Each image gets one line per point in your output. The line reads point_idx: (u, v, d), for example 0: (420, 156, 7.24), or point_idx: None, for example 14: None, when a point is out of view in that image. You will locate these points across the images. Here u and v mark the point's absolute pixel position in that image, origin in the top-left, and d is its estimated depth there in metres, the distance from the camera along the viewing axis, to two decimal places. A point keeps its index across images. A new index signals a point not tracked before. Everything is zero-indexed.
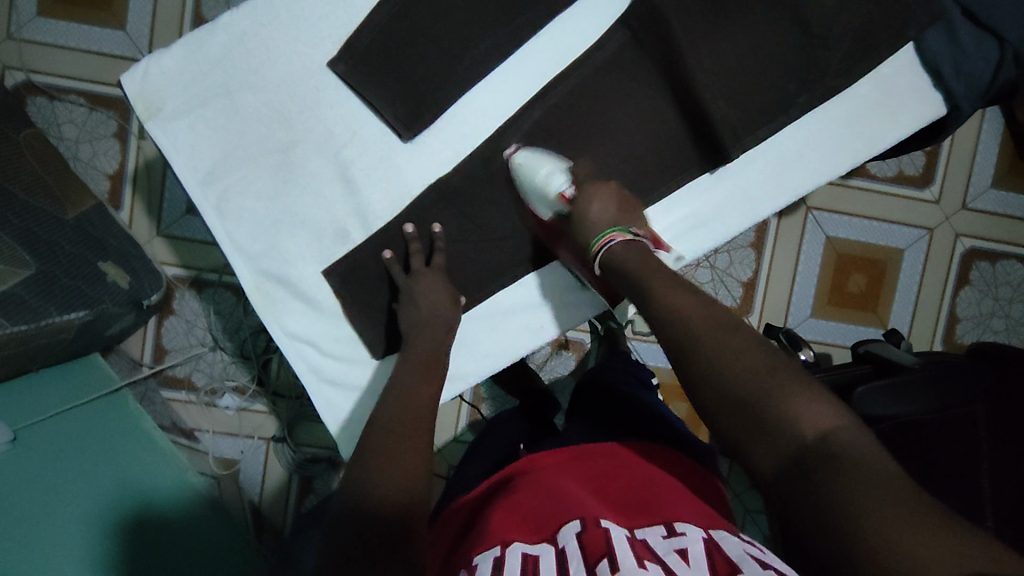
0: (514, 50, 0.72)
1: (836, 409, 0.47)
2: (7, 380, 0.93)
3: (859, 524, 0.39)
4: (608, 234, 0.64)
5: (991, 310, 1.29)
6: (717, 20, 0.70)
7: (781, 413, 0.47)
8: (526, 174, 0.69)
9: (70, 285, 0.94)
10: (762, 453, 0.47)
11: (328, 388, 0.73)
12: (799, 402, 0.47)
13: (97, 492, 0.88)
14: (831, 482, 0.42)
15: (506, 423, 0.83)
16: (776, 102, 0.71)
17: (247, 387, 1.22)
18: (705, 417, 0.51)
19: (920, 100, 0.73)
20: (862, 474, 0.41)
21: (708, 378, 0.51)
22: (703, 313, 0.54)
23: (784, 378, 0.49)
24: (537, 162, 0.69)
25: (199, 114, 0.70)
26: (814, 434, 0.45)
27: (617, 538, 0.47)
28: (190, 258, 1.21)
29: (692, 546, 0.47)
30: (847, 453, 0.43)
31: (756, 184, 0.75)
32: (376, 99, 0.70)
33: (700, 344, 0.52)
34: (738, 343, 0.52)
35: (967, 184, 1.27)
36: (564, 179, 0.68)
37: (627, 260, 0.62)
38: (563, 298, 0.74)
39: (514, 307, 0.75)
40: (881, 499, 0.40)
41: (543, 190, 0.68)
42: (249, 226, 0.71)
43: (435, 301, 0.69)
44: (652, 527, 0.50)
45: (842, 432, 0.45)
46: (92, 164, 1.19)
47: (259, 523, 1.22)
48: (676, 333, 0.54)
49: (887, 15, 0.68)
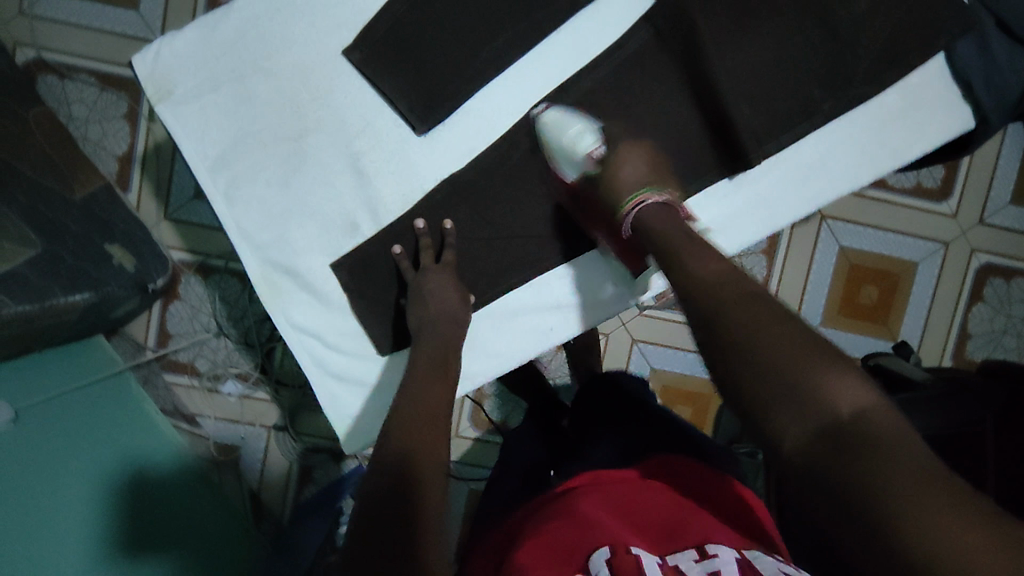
0: (532, 44, 0.70)
1: (870, 390, 0.45)
2: (15, 357, 0.92)
3: (895, 504, 0.37)
4: (641, 194, 0.65)
5: (1004, 327, 1.27)
6: (743, 21, 0.68)
7: (817, 388, 0.44)
8: (555, 133, 0.68)
9: (76, 266, 0.93)
10: (792, 424, 0.44)
11: (333, 381, 0.72)
12: (832, 379, 0.45)
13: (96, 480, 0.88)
14: (868, 461, 0.40)
15: (521, 440, 0.83)
16: (800, 107, 0.69)
17: (250, 374, 1.21)
18: (727, 389, 0.49)
19: (950, 114, 0.70)
20: (899, 454, 0.40)
21: (743, 344, 0.48)
22: (741, 285, 0.53)
23: (818, 357, 0.47)
24: (568, 122, 0.68)
25: (210, 98, 0.68)
26: (851, 411, 0.43)
27: (649, 565, 0.47)
28: (197, 243, 1.21)
29: (726, 566, 0.47)
30: (885, 433, 0.41)
31: (773, 190, 0.73)
32: (391, 90, 0.69)
33: (736, 314, 0.50)
34: (775, 317, 0.50)
35: (986, 199, 1.25)
36: (594, 139, 0.68)
37: (662, 223, 0.62)
38: (592, 291, 0.73)
39: (525, 309, 0.73)
40: (920, 481, 0.38)
41: (570, 150, 0.68)
42: (258, 215, 0.70)
43: (443, 298, 0.67)
44: (683, 552, 0.51)
45: (879, 413, 0.43)
46: (102, 145, 1.18)
47: (258, 510, 1.22)
48: (713, 299, 0.52)
49: (916, 24, 0.67)
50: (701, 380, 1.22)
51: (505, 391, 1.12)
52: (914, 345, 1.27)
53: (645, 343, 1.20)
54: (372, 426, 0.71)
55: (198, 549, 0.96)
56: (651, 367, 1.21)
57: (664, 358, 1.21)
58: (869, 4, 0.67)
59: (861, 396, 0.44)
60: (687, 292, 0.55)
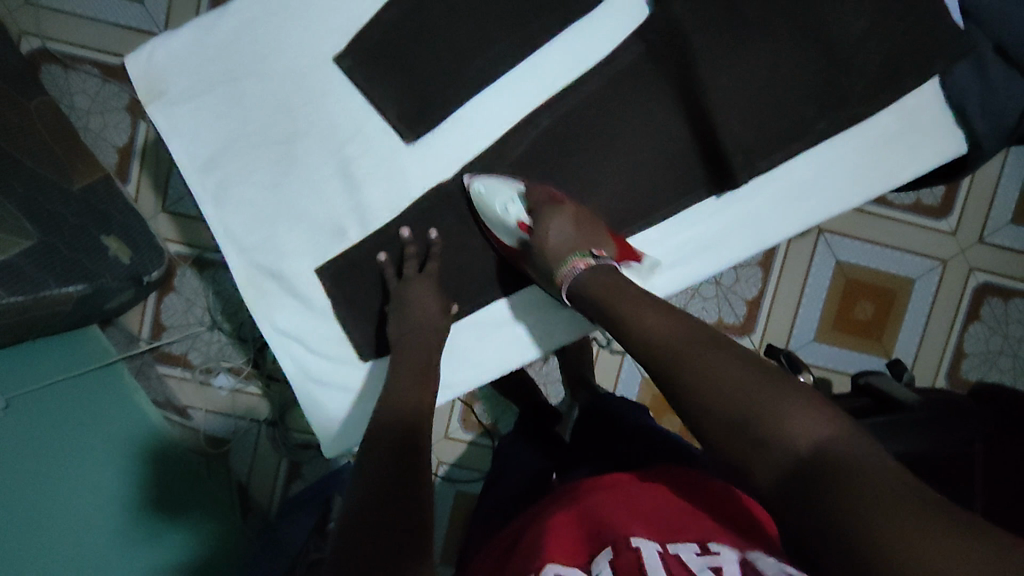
0: (526, 55, 0.70)
1: (830, 421, 0.45)
2: (16, 343, 0.90)
3: (862, 534, 0.37)
4: (569, 261, 0.66)
5: (999, 347, 1.27)
6: (739, 38, 0.68)
7: (772, 428, 0.46)
8: (483, 207, 0.69)
9: (71, 257, 0.93)
10: (755, 467, 0.45)
11: (314, 387, 0.72)
12: (791, 418, 0.46)
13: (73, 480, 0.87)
14: (832, 495, 0.40)
15: (512, 447, 0.83)
16: (793, 127, 0.69)
17: (242, 368, 1.22)
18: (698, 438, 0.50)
19: (941, 137, 0.71)
20: (859, 478, 0.39)
21: (693, 397, 0.51)
22: (691, 335, 0.55)
23: (777, 398, 0.47)
24: (492, 193, 0.69)
25: (202, 100, 0.69)
26: (809, 447, 0.43)
27: (649, 557, 0.46)
28: (193, 236, 1.21)
29: (728, 563, 0.46)
30: (844, 462, 0.41)
31: (764, 210, 0.72)
32: (382, 97, 0.69)
33: (686, 366, 0.53)
34: (725, 365, 0.51)
35: (986, 218, 1.24)
36: (521, 207, 0.69)
37: (597, 284, 0.64)
38: (544, 317, 0.74)
39: (501, 322, 0.74)
40: (881, 504, 0.37)
41: (500, 221, 0.69)
42: (246, 217, 0.70)
43: (423, 308, 0.68)
44: (684, 545, 0.49)
45: (838, 443, 0.43)
46: (102, 136, 1.19)
47: (246, 504, 1.22)
48: (672, 355, 0.54)
49: (914, 46, 0.67)
50: None
51: (494, 394, 1.12)
52: (909, 362, 1.26)
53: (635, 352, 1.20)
54: (357, 433, 0.72)
55: (181, 537, 0.96)
56: (642, 376, 1.21)
57: None
58: (866, 25, 0.67)
59: (818, 428, 0.45)
60: (645, 349, 0.57)
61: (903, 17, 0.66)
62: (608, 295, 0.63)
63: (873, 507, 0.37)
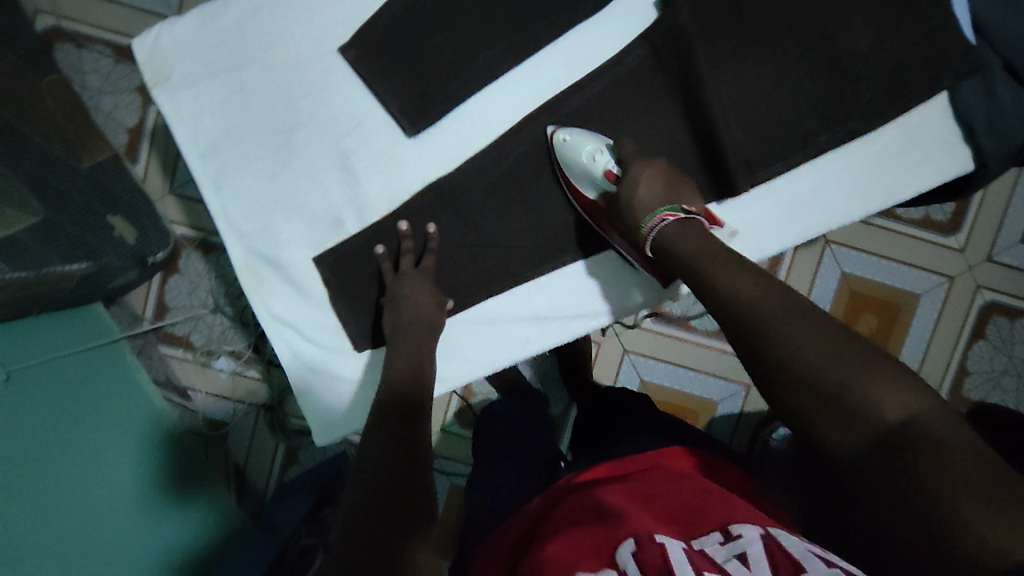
0: (530, 53, 0.70)
1: (917, 391, 0.44)
2: (11, 321, 0.89)
3: (947, 517, 0.37)
4: (658, 213, 0.64)
5: (1003, 367, 1.25)
6: (746, 46, 0.67)
7: (860, 397, 0.45)
8: (570, 154, 0.68)
9: (75, 235, 0.94)
10: (835, 432, 0.45)
11: (307, 374, 0.73)
12: (874, 386, 0.45)
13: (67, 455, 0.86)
14: (917, 473, 0.40)
15: (499, 436, 0.82)
16: (796, 137, 0.69)
17: (243, 352, 1.23)
18: (770, 394, 0.50)
19: (947, 154, 0.70)
20: (945, 452, 0.40)
21: (781, 358, 0.50)
22: (775, 298, 0.54)
23: (862, 363, 0.47)
24: (581, 141, 0.67)
25: (206, 86, 0.69)
26: (894, 417, 0.43)
27: (674, 553, 0.47)
28: (199, 220, 1.22)
29: (752, 547, 0.47)
30: (933, 437, 0.41)
31: (765, 216, 0.72)
32: (384, 91, 0.69)
33: (777, 328, 0.51)
34: (818, 328, 0.50)
35: (995, 236, 1.23)
36: (610, 157, 0.68)
37: (683, 242, 0.62)
38: (566, 303, 0.73)
39: (564, 291, 0.74)
40: (964, 481, 0.38)
41: (587, 168, 0.68)
42: (245, 205, 0.71)
43: (415, 302, 0.68)
44: (708, 536, 0.50)
45: (925, 415, 0.43)
46: (113, 116, 1.20)
47: (241, 486, 1.23)
48: (751, 320, 0.53)
49: (922, 61, 0.66)
50: (690, 396, 1.21)
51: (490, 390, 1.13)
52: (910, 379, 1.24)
53: (634, 356, 1.20)
54: (346, 425, 0.73)
55: (155, 526, 0.95)
56: (641, 378, 1.21)
57: (654, 371, 1.21)
58: (874, 38, 0.66)
59: (908, 399, 0.44)
60: (723, 312, 0.56)
61: (912, 31, 0.66)
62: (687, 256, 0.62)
63: (959, 494, 0.38)
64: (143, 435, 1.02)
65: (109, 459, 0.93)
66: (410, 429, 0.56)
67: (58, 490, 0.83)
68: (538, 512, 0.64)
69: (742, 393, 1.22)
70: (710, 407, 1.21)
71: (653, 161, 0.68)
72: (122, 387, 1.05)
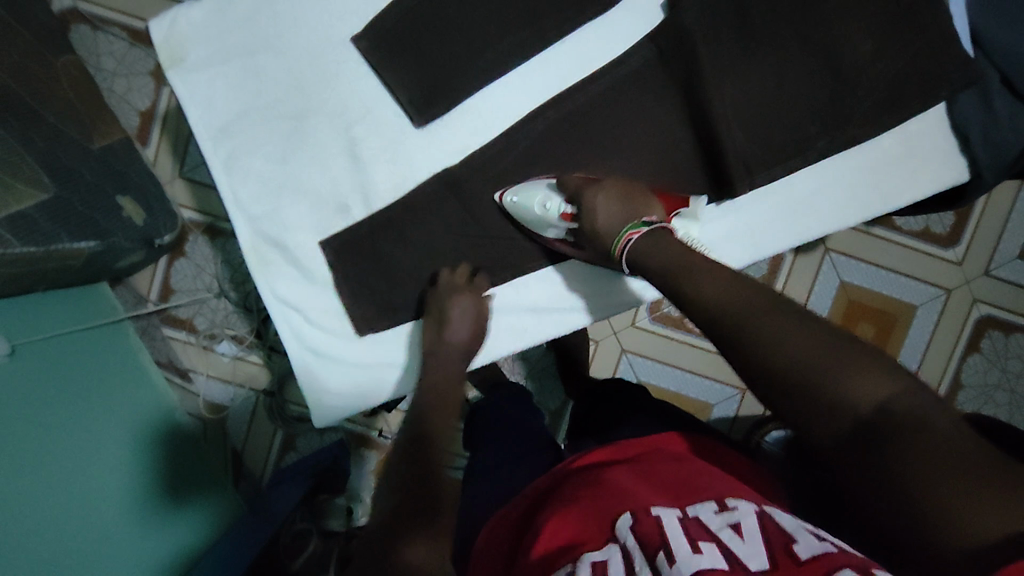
0: (540, 49, 0.71)
1: (893, 377, 0.46)
2: (13, 296, 0.90)
3: (927, 501, 0.39)
4: (624, 233, 0.67)
5: (997, 381, 1.26)
6: (750, 50, 0.69)
7: (838, 389, 0.46)
8: (523, 213, 0.71)
9: (85, 214, 0.94)
10: (819, 425, 0.46)
11: (309, 356, 0.74)
12: (856, 377, 0.46)
13: (69, 431, 0.87)
14: (896, 459, 0.41)
15: (492, 427, 0.83)
16: (796, 141, 0.70)
17: (245, 337, 1.24)
18: (756, 389, 0.52)
19: (943, 163, 0.72)
20: (925, 440, 0.41)
21: (764, 358, 0.51)
22: (757, 296, 0.55)
23: (841, 355, 0.48)
24: (527, 198, 0.71)
25: (220, 69, 0.71)
26: (872, 408, 0.45)
27: (670, 523, 0.50)
28: (207, 204, 1.24)
29: (745, 519, 0.50)
30: (909, 423, 0.43)
31: (762, 219, 0.74)
32: (393, 79, 0.70)
33: (756, 325, 0.53)
34: (794, 323, 0.52)
35: (994, 251, 1.24)
36: (559, 200, 0.71)
37: (655, 254, 0.64)
38: (554, 297, 0.76)
39: (549, 290, 0.76)
40: (942, 468, 0.40)
41: (543, 220, 0.71)
42: (254, 186, 0.72)
43: (457, 311, 0.70)
44: (703, 505, 0.54)
45: (904, 402, 0.44)
46: (126, 98, 1.22)
47: (238, 470, 1.24)
48: (732, 317, 0.55)
49: (922, 71, 0.68)
50: (685, 397, 1.22)
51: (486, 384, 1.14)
52: None
53: (631, 355, 1.21)
54: (351, 404, 0.75)
55: (146, 510, 0.94)
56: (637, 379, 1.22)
57: (650, 371, 1.22)
58: (874, 47, 0.68)
59: (882, 386, 0.46)
60: (705, 314, 0.57)
61: (910, 41, 0.67)
62: (674, 258, 0.63)
63: (937, 478, 0.39)
64: (136, 418, 1.02)
65: (106, 435, 0.94)
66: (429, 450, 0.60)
67: (60, 465, 0.83)
68: (535, 496, 0.67)
69: (738, 397, 1.23)
70: (705, 410, 1.22)
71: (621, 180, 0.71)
72: (120, 372, 1.06)
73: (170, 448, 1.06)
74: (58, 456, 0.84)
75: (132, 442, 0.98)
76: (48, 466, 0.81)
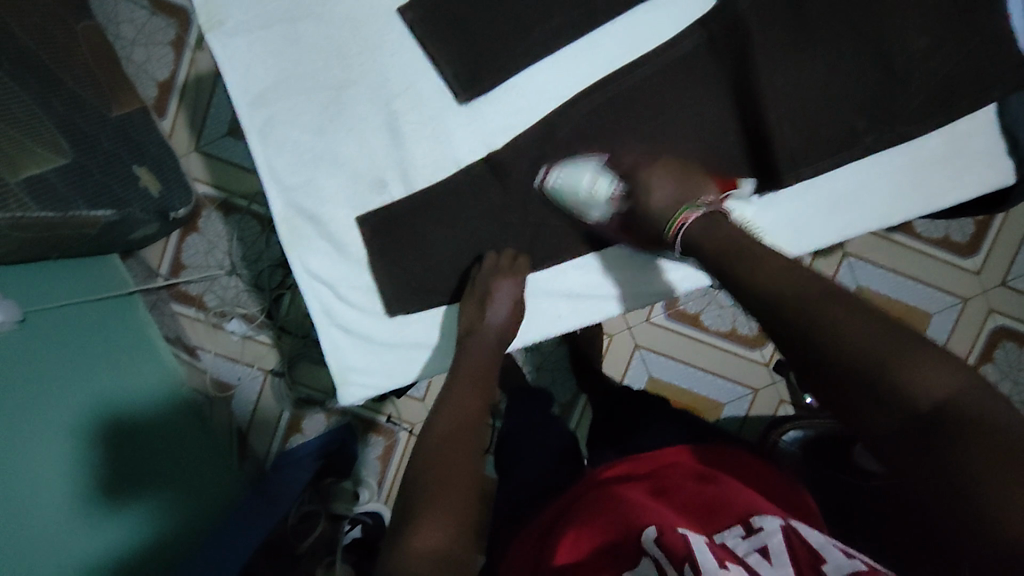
0: (586, 31, 0.73)
1: (959, 373, 0.43)
2: (24, 263, 0.87)
3: (989, 506, 0.37)
4: (677, 217, 0.67)
5: (1009, 393, 1.22)
6: (797, 41, 0.70)
7: (893, 383, 0.44)
8: (572, 192, 0.72)
9: (103, 182, 0.91)
10: (877, 420, 0.45)
11: (337, 331, 0.74)
12: (916, 371, 0.44)
13: (79, 402, 0.85)
14: (957, 459, 0.40)
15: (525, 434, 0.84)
16: (842, 136, 0.71)
17: (256, 316, 1.21)
18: (807, 375, 0.50)
19: (991, 166, 0.71)
20: (988, 440, 0.39)
21: (830, 346, 0.48)
22: (812, 286, 0.53)
23: (899, 350, 0.46)
24: (576, 176, 0.72)
25: (260, 35, 0.71)
26: (932, 405, 0.42)
27: (696, 542, 0.47)
28: (222, 179, 1.21)
29: (773, 540, 0.47)
30: (970, 421, 0.41)
31: (803, 214, 0.74)
32: (439, 54, 0.72)
33: (808, 314, 0.51)
34: (851, 315, 0.49)
35: (1012, 261, 1.23)
36: (607, 181, 0.73)
37: (712, 232, 0.64)
38: (598, 282, 0.76)
39: (595, 275, 0.76)
40: (1002, 468, 0.38)
41: (592, 199, 0.73)
42: (290, 157, 0.72)
43: (502, 295, 0.70)
44: (730, 530, 0.51)
45: (969, 398, 0.42)
46: (144, 68, 1.19)
47: (243, 450, 1.22)
48: (783, 315, 0.53)
49: (974, 69, 0.68)
50: (697, 396, 1.21)
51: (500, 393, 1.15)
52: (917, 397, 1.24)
53: (647, 351, 1.20)
54: (382, 380, 0.74)
55: (155, 492, 0.91)
56: (650, 375, 1.21)
57: (663, 368, 1.21)
58: (927, 43, 0.69)
59: (945, 380, 0.43)
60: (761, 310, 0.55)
61: (966, 39, 0.68)
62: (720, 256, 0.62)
63: (999, 481, 0.38)
64: (144, 394, 1.00)
65: (120, 405, 0.92)
66: (464, 449, 0.57)
67: (67, 436, 0.81)
68: (563, 503, 0.66)
69: (749, 397, 1.22)
70: (715, 409, 1.21)
71: (666, 165, 0.72)
72: (129, 347, 1.03)
73: (178, 429, 1.04)
74: (72, 428, 0.82)
75: (145, 416, 0.96)
76: (60, 439, 0.79)
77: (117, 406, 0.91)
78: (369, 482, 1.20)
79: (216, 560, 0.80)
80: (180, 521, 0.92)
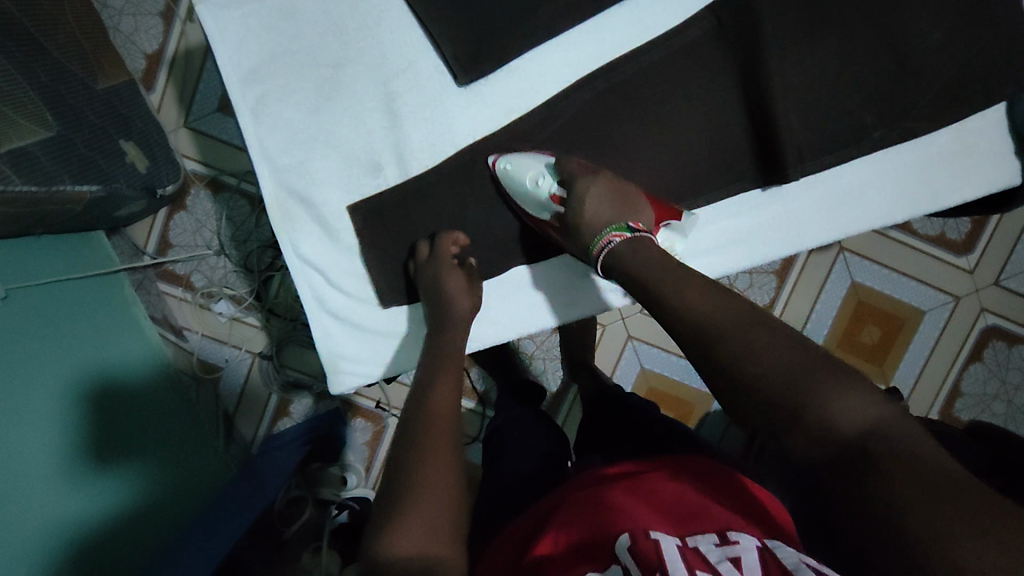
0: (593, 14, 0.71)
1: (877, 400, 0.42)
2: (9, 238, 0.84)
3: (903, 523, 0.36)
4: (604, 235, 0.64)
5: (995, 392, 1.23)
6: (811, 31, 0.68)
7: (814, 411, 0.42)
8: (514, 182, 0.70)
9: (89, 157, 0.87)
10: (796, 441, 0.43)
11: (328, 318, 0.74)
12: (836, 392, 0.43)
13: (60, 378, 0.83)
14: (878, 483, 0.38)
15: (519, 435, 0.83)
16: (850, 131, 0.70)
17: (244, 298, 1.18)
18: (720, 386, 0.48)
19: (999, 166, 0.70)
20: (899, 463, 0.38)
21: (743, 367, 0.46)
22: (722, 308, 0.51)
23: (825, 370, 0.44)
24: (521, 170, 0.70)
25: (254, 7, 0.69)
26: (853, 432, 0.41)
27: (668, 548, 0.47)
28: (211, 156, 1.18)
29: (746, 554, 0.46)
30: (894, 444, 0.39)
31: (808, 210, 0.73)
32: (440, 33, 0.70)
33: (730, 349, 0.48)
34: (784, 345, 0.46)
35: (1006, 260, 1.21)
36: (552, 180, 0.69)
37: (633, 254, 0.61)
38: (559, 286, 0.76)
39: (550, 281, 0.76)
40: (900, 484, 0.37)
41: (532, 195, 0.70)
42: (282, 136, 0.71)
43: (453, 290, 0.68)
44: (703, 537, 0.51)
45: (887, 424, 0.41)
46: (132, 40, 1.16)
47: (230, 433, 1.19)
48: (708, 332, 0.50)
49: (986, 67, 0.67)
50: (688, 388, 1.21)
51: (488, 378, 1.15)
52: (905, 392, 1.23)
53: (638, 342, 1.19)
54: (375, 368, 0.74)
55: (141, 473, 0.89)
56: (641, 366, 1.20)
57: (655, 360, 1.20)
58: (941, 38, 0.67)
59: (865, 407, 0.42)
60: (683, 324, 0.52)
61: (980, 34, 0.67)
62: (649, 264, 0.59)
63: (917, 502, 0.36)
64: (126, 372, 0.97)
65: (102, 381, 0.90)
66: (454, 440, 0.55)
67: (51, 412, 0.79)
68: (550, 500, 0.63)
69: None
70: (706, 401, 1.21)
71: (614, 177, 0.69)
72: (112, 324, 1.00)
73: (164, 410, 1.02)
74: (57, 407, 0.79)
75: (128, 394, 0.94)
76: (47, 419, 0.78)
77: (99, 381, 0.89)
78: (357, 465, 1.18)
79: (208, 538, 0.79)
80: (163, 501, 0.90)
